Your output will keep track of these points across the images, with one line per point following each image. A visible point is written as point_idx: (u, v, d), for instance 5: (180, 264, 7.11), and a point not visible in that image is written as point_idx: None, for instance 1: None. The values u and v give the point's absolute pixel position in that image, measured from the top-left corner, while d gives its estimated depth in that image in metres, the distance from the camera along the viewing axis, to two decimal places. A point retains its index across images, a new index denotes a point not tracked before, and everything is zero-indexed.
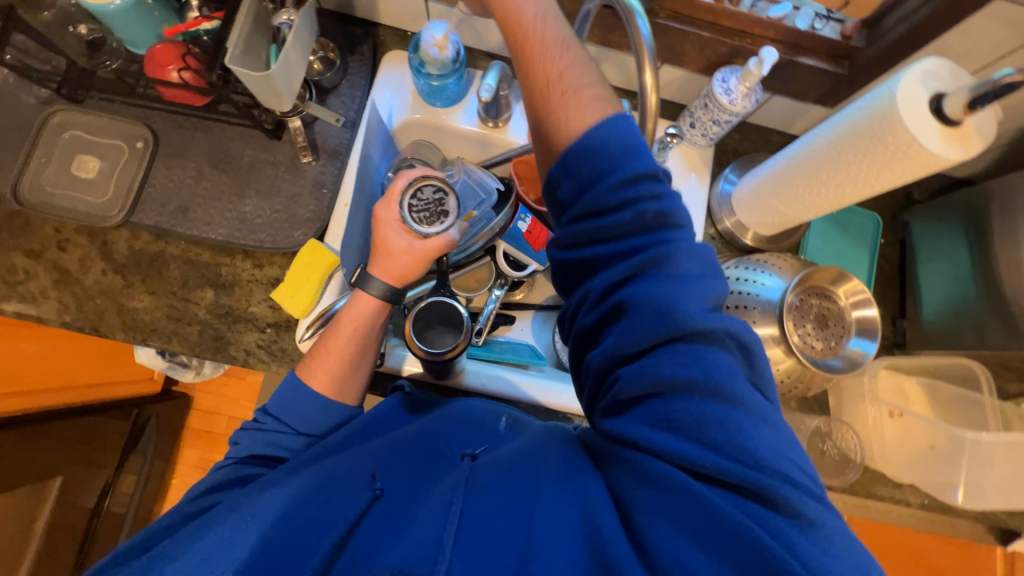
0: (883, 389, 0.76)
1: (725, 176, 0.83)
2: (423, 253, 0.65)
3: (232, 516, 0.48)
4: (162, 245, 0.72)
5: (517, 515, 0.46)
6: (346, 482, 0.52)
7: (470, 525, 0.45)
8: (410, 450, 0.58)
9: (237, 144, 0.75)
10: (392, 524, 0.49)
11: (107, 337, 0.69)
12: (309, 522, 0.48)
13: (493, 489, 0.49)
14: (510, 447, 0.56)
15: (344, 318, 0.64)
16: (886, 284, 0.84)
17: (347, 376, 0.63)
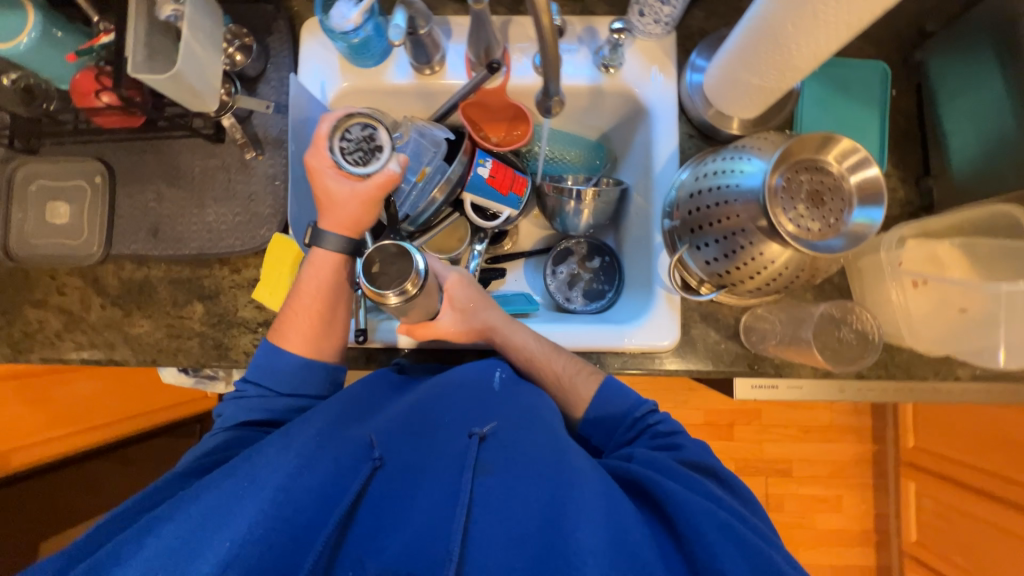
0: (909, 261, 0.67)
1: (692, 63, 0.74)
2: (367, 193, 0.65)
3: (229, 481, 0.51)
4: (146, 270, 0.75)
5: (531, 502, 0.53)
6: (345, 456, 0.56)
7: (483, 508, 0.53)
8: (411, 423, 0.61)
9: (184, 156, 0.74)
10: (398, 501, 0.54)
11: (123, 365, 0.74)
12: (307, 497, 0.51)
13: (503, 474, 0.55)
14: (513, 424, 0.60)
15: (307, 278, 0.67)
16: (904, 142, 0.74)
17: (320, 334, 0.67)
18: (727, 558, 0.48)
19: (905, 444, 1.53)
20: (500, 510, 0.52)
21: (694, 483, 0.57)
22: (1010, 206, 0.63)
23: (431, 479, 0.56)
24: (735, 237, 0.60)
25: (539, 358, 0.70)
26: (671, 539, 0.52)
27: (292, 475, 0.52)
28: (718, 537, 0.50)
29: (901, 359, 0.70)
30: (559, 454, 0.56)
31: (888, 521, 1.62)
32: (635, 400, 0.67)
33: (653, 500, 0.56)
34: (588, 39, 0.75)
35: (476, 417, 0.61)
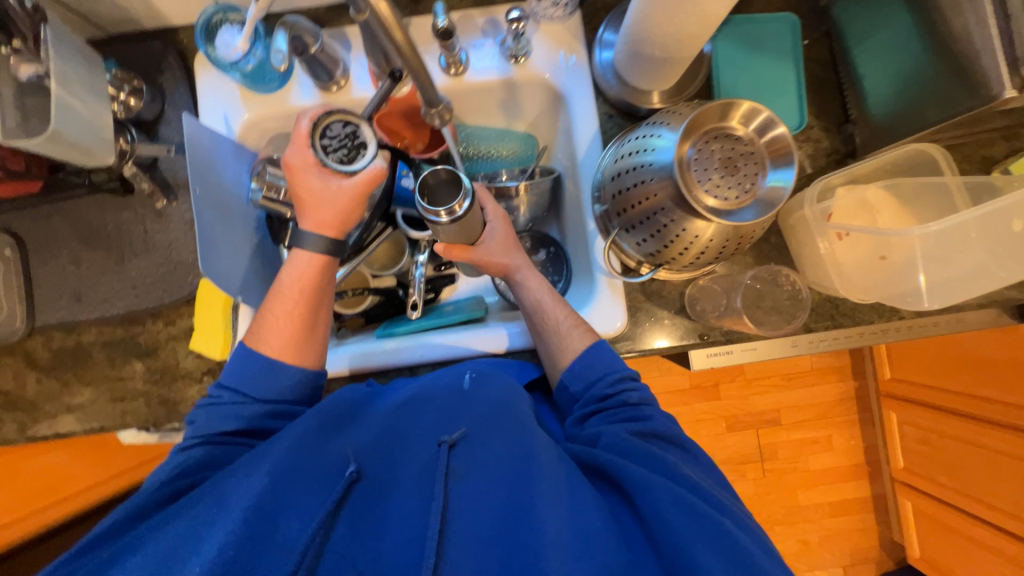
0: (840, 210, 0.67)
1: (600, 40, 0.72)
2: (356, 190, 0.61)
3: (192, 510, 0.49)
4: (77, 336, 0.72)
5: (500, 501, 0.52)
6: (318, 473, 0.53)
7: (457, 512, 0.52)
8: (383, 433, 0.59)
9: (94, 214, 0.71)
10: (374, 515, 0.53)
11: (71, 436, 0.72)
12: (283, 518, 0.49)
13: (476, 477, 0.54)
14: (486, 424, 0.59)
15: (289, 281, 0.62)
16: (821, 91, 0.74)
17: (303, 342, 0.61)
18: (691, 542, 0.46)
19: (882, 376, 1.57)
20: (474, 515, 0.52)
21: (663, 464, 0.54)
22: (922, 143, 0.65)
23: (405, 490, 0.54)
24: (657, 216, 0.59)
25: (546, 304, 0.68)
26: (634, 522, 0.51)
27: (261, 496, 0.49)
28: (680, 519, 0.48)
29: (847, 307, 0.70)
30: (529, 449, 0.55)
31: (878, 451, 1.66)
32: (616, 362, 0.64)
33: (617, 486, 0.54)
34: (492, 32, 0.73)
35: (449, 423, 0.59)
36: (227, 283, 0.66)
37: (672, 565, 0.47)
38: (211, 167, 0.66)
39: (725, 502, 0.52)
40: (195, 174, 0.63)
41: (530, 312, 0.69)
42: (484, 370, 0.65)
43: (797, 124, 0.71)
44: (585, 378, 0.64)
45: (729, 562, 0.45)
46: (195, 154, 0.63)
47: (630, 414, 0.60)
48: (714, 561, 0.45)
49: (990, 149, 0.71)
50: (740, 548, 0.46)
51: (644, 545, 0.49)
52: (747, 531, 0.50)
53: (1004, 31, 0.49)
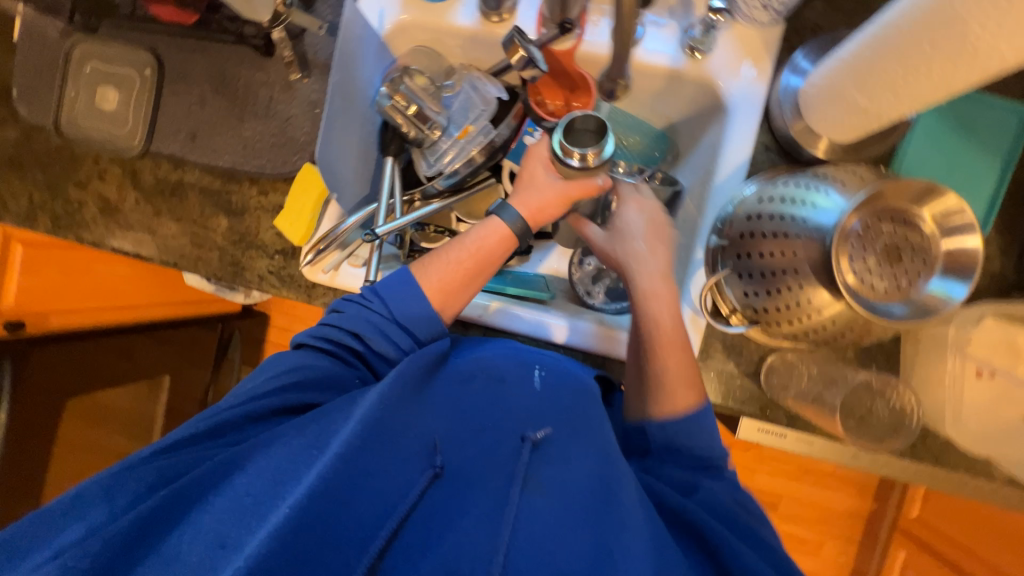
0: (977, 342, 0.60)
1: (793, 64, 0.64)
2: (565, 190, 0.60)
3: (253, 472, 0.42)
4: (180, 173, 0.75)
5: (589, 533, 0.43)
6: (392, 452, 0.44)
7: (531, 531, 0.43)
8: (453, 407, 0.50)
9: (232, 65, 0.72)
10: (444, 518, 0.44)
11: (148, 262, 0.77)
12: (355, 502, 0.40)
13: (554, 493, 0.45)
14: (573, 440, 0.49)
15: (473, 235, 0.59)
16: (1018, 204, 0.63)
17: (453, 296, 0.57)
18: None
19: (906, 512, 1.45)
20: (554, 548, 0.42)
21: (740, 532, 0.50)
22: None
23: (476, 493, 0.46)
24: (783, 276, 0.54)
25: (666, 326, 0.59)
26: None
27: (341, 460, 0.40)
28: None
29: (938, 446, 0.62)
30: (621, 485, 0.46)
31: None
32: (712, 436, 0.56)
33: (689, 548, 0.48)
34: (682, 14, 0.66)
35: (528, 418, 0.50)
36: (331, 175, 0.65)
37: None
38: (353, 57, 0.65)
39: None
40: (338, 61, 0.62)
41: (642, 326, 0.61)
42: (554, 368, 0.56)
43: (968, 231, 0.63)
44: (664, 392, 0.57)
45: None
46: (346, 41, 0.62)
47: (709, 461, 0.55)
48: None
49: None
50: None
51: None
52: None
53: None
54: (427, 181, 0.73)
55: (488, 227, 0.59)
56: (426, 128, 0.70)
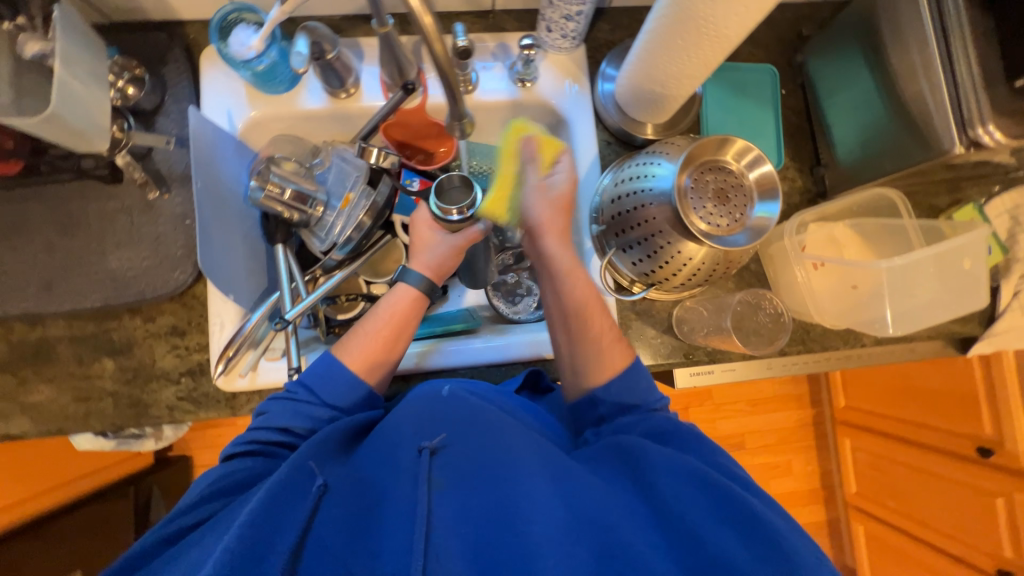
0: (812, 243, 0.75)
1: (603, 72, 0.78)
2: (458, 243, 0.66)
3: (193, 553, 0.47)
4: (42, 329, 0.67)
5: (488, 505, 0.50)
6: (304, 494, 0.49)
7: (447, 523, 0.48)
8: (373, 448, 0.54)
9: (78, 202, 0.68)
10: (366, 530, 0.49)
11: (22, 438, 0.66)
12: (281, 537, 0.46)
13: (466, 487, 0.51)
14: (470, 432, 0.54)
15: (386, 304, 0.64)
16: (796, 136, 0.81)
17: (381, 362, 0.62)
18: (697, 515, 0.48)
19: (837, 404, 1.65)
20: (476, 525, 0.49)
21: (685, 440, 0.56)
22: (885, 188, 0.73)
23: (394, 507, 0.50)
24: (655, 238, 0.63)
25: (590, 309, 0.62)
26: (641, 500, 0.51)
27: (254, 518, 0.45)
28: (687, 500, 0.49)
29: (816, 333, 0.75)
30: (504, 447, 0.53)
31: (833, 477, 1.73)
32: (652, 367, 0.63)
33: (628, 469, 0.53)
34: (502, 55, 0.76)
35: (424, 429, 0.54)
36: (220, 274, 0.64)
37: (686, 543, 0.47)
38: (213, 160, 0.66)
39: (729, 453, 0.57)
40: (198, 168, 0.62)
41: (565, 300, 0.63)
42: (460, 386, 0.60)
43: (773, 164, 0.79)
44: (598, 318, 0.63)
45: (738, 532, 0.47)
46: (200, 147, 0.63)
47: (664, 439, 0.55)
48: (733, 543, 0.47)
49: (936, 200, 0.82)
50: (745, 509, 0.48)
51: (655, 530, 0.49)
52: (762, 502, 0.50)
53: (953, 96, 0.57)
54: (323, 255, 0.74)
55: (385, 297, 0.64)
56: (307, 208, 0.71)
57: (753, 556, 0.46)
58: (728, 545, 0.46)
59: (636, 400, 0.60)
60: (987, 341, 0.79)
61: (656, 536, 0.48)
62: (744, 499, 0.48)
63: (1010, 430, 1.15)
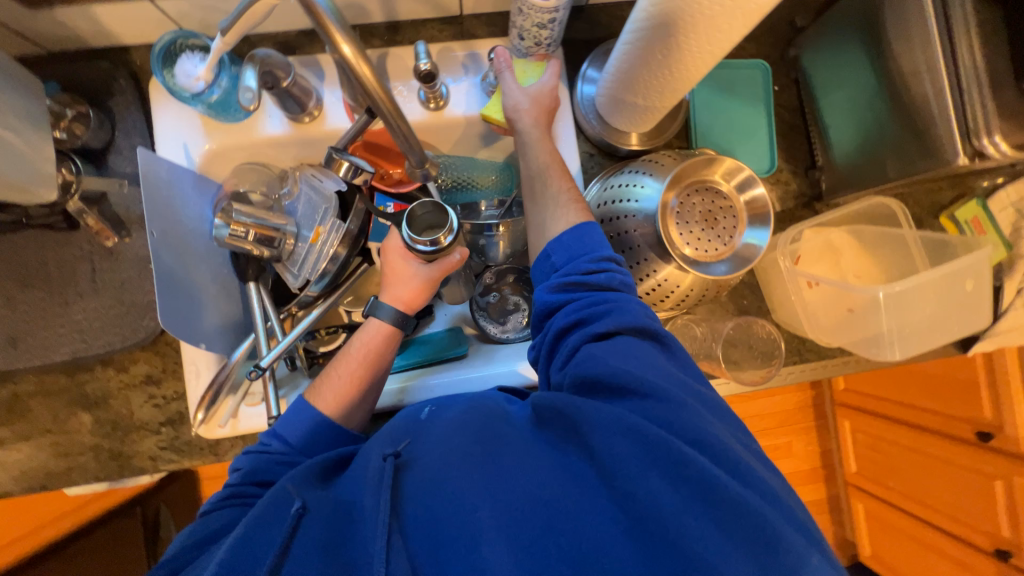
0: (807, 252, 0.72)
1: (583, 76, 0.72)
2: (430, 275, 0.65)
3: None
4: (12, 386, 0.65)
5: (442, 505, 0.47)
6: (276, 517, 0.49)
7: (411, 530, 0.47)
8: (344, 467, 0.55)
9: (34, 252, 0.64)
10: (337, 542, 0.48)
11: (6, 497, 0.65)
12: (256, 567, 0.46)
13: (425, 492, 0.48)
14: (434, 431, 0.53)
15: (358, 341, 0.64)
16: (790, 135, 0.76)
17: (358, 397, 0.62)
18: (636, 475, 0.42)
19: (837, 387, 1.64)
20: (430, 519, 0.46)
21: (622, 388, 0.47)
22: (885, 198, 0.69)
23: (362, 522, 0.48)
24: (641, 265, 0.60)
25: (552, 172, 0.62)
26: (584, 463, 0.46)
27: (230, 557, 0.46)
28: (648, 475, 0.42)
29: (812, 344, 0.73)
30: (463, 443, 0.50)
31: (833, 456, 1.75)
32: (602, 243, 0.57)
33: (570, 433, 0.48)
34: (473, 66, 0.71)
35: (392, 439, 0.54)
36: (186, 326, 0.61)
37: (631, 509, 0.42)
38: (168, 203, 0.62)
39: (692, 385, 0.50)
40: (151, 214, 0.59)
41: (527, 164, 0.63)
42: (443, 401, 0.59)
43: (768, 167, 0.74)
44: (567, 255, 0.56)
45: (693, 501, 0.41)
46: (150, 191, 0.59)
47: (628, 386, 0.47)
48: (663, 490, 0.41)
49: (939, 195, 0.77)
50: (692, 466, 0.41)
51: (620, 515, 0.43)
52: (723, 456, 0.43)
53: (957, 100, 0.53)
54: (299, 291, 0.71)
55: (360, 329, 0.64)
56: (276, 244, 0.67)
57: (708, 520, 0.40)
58: (666, 498, 0.41)
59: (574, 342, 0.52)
60: (989, 341, 0.77)
61: (610, 509, 0.43)
62: (683, 454, 0.42)
63: (1010, 416, 1.14)
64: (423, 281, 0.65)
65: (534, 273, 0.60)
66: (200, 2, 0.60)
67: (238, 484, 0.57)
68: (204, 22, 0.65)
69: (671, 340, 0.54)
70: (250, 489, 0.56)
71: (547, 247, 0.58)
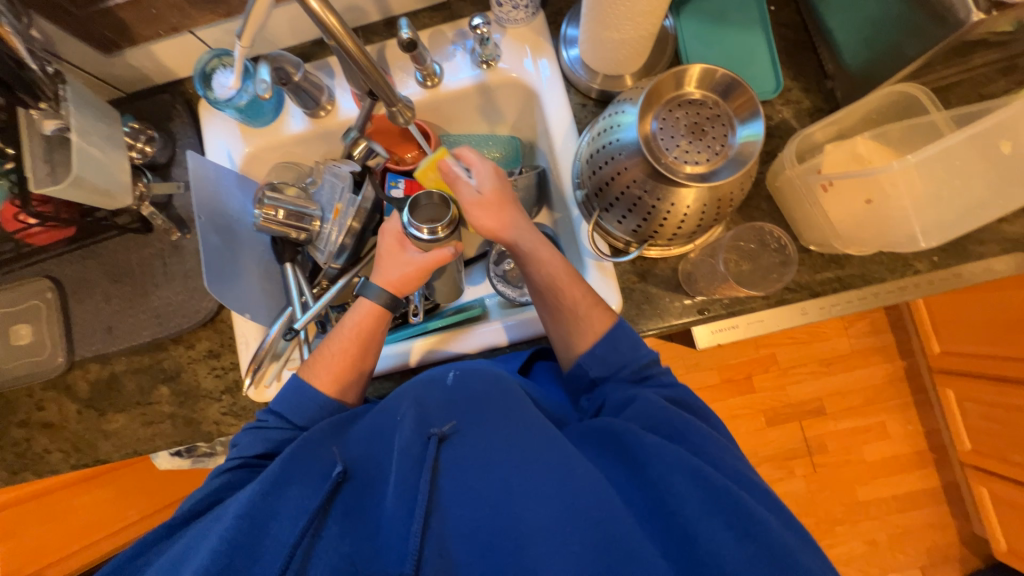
0: (832, 165, 0.65)
1: (565, 34, 0.75)
2: (423, 262, 0.65)
3: (196, 529, 0.50)
4: (110, 367, 0.78)
5: (484, 487, 0.48)
6: (307, 477, 0.51)
7: (445, 498, 0.48)
8: (371, 429, 0.55)
9: (121, 253, 0.78)
10: (366, 505, 0.51)
11: (109, 461, 0.78)
12: (275, 522, 0.48)
13: (465, 470, 0.49)
14: (482, 417, 0.52)
15: (351, 320, 0.65)
16: (796, 52, 0.73)
17: (352, 377, 0.63)
18: (701, 519, 0.44)
19: (932, 351, 1.43)
20: (473, 511, 0.47)
21: (684, 435, 0.50)
22: (906, 87, 0.62)
23: (393, 489, 0.50)
24: (630, 190, 0.60)
25: (562, 281, 0.61)
26: (641, 488, 0.47)
27: (250, 509, 0.47)
28: (697, 500, 0.45)
29: (852, 266, 0.67)
30: (513, 438, 0.50)
31: (942, 435, 1.50)
32: (644, 351, 0.59)
33: (629, 459, 0.49)
34: (462, 42, 0.77)
35: (435, 414, 0.53)
36: (234, 298, 0.71)
37: (676, 536, 0.44)
38: (215, 196, 0.72)
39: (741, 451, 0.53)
40: (199, 204, 0.69)
41: (535, 274, 0.62)
42: (470, 366, 0.57)
43: (773, 86, 0.71)
44: (608, 364, 0.58)
45: (741, 536, 0.43)
46: (200, 187, 0.70)
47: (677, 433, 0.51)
48: (731, 545, 0.43)
49: (989, 87, 0.69)
50: (760, 527, 0.43)
51: (654, 532, 0.46)
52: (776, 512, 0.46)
53: None
54: (325, 265, 0.78)
55: (359, 310, 0.65)
56: (305, 225, 0.76)
57: (746, 556, 0.42)
58: (729, 550, 0.42)
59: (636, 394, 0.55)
60: None
61: (653, 528, 0.46)
62: (754, 512, 0.43)
63: None
64: (416, 266, 0.65)
65: (572, 378, 0.62)
66: (229, 27, 0.72)
67: (238, 458, 0.59)
68: (235, 46, 0.77)
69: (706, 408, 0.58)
70: (250, 463, 0.59)
71: (580, 359, 0.60)
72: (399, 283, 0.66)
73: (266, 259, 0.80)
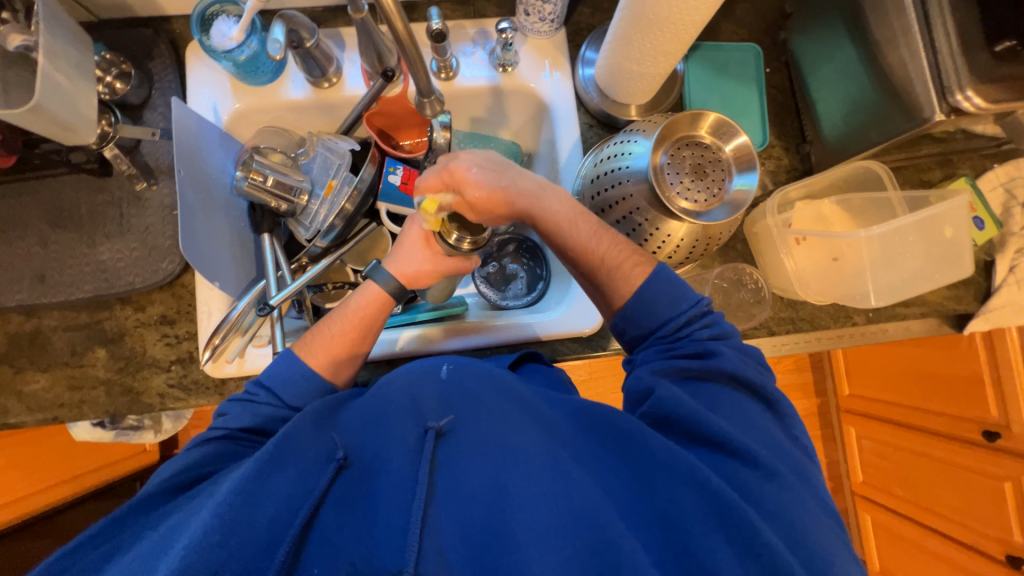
0: (801, 222, 0.73)
1: (583, 57, 0.77)
2: (439, 262, 0.65)
3: (184, 507, 0.47)
4: (36, 320, 0.69)
5: (484, 484, 0.48)
6: (303, 459, 0.49)
7: (445, 491, 0.48)
8: (368, 413, 0.54)
9: (69, 195, 0.69)
10: (362, 493, 0.49)
11: (19, 427, 0.68)
12: (270, 502, 0.45)
13: (467, 465, 0.50)
14: (484, 413, 0.53)
15: (355, 303, 0.63)
16: (781, 113, 0.80)
17: (347, 361, 0.61)
18: (704, 533, 0.45)
19: (842, 393, 1.62)
20: (471, 509, 0.47)
21: (702, 439, 0.50)
22: (870, 162, 0.73)
23: (390, 479, 0.49)
24: (633, 215, 0.63)
25: (602, 239, 0.59)
26: (641, 498, 0.49)
27: (245, 484, 0.45)
28: (697, 512, 0.46)
29: (805, 312, 0.75)
30: (514, 438, 0.51)
31: (839, 467, 1.70)
32: (695, 318, 0.57)
33: (632, 467, 0.51)
34: (483, 42, 0.77)
35: (432, 407, 0.54)
36: (203, 262, 0.65)
37: (677, 548, 0.45)
38: (195, 150, 0.66)
39: (774, 439, 0.51)
40: (180, 156, 0.63)
41: (559, 222, 0.60)
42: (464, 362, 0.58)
43: (760, 141, 0.78)
44: (642, 325, 0.58)
45: (742, 554, 0.44)
46: (183, 139, 0.64)
47: (697, 434, 0.51)
48: (728, 560, 0.44)
49: (929, 174, 0.79)
50: (764, 546, 0.43)
51: (653, 543, 0.46)
52: (781, 533, 0.45)
53: (932, 63, 0.56)
54: (308, 243, 0.75)
55: (367, 291, 0.64)
56: (292, 196, 0.71)
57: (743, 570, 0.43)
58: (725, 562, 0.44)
59: (650, 382, 0.54)
60: (983, 318, 0.76)
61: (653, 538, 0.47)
62: (757, 533, 0.43)
63: (1016, 413, 1.13)
64: (432, 264, 0.65)
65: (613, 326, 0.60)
66: None
67: (222, 429, 0.55)
68: None
69: (782, 393, 0.55)
70: (234, 436, 0.55)
71: (615, 321, 0.59)
72: (414, 270, 0.65)
73: (240, 226, 0.75)
